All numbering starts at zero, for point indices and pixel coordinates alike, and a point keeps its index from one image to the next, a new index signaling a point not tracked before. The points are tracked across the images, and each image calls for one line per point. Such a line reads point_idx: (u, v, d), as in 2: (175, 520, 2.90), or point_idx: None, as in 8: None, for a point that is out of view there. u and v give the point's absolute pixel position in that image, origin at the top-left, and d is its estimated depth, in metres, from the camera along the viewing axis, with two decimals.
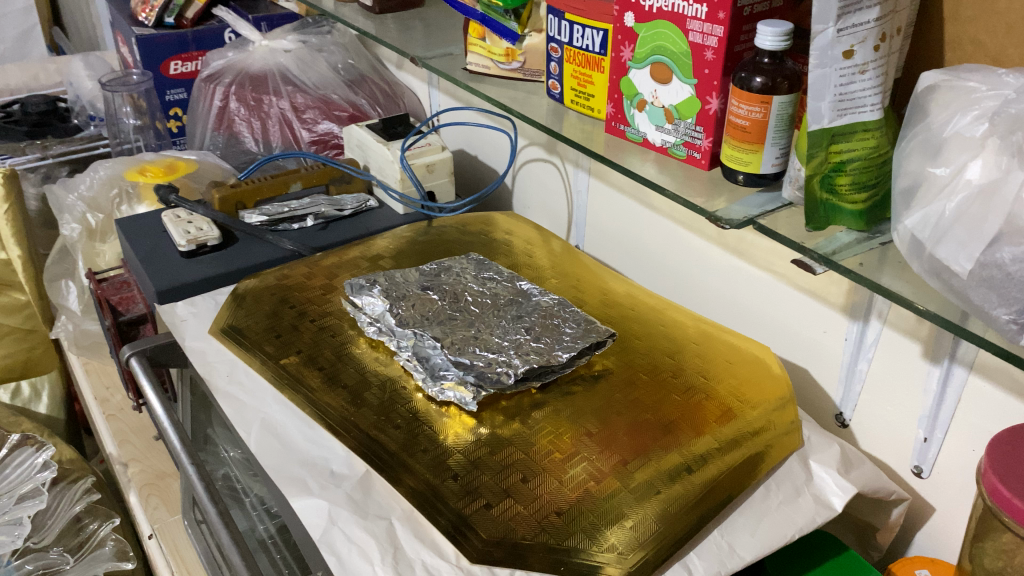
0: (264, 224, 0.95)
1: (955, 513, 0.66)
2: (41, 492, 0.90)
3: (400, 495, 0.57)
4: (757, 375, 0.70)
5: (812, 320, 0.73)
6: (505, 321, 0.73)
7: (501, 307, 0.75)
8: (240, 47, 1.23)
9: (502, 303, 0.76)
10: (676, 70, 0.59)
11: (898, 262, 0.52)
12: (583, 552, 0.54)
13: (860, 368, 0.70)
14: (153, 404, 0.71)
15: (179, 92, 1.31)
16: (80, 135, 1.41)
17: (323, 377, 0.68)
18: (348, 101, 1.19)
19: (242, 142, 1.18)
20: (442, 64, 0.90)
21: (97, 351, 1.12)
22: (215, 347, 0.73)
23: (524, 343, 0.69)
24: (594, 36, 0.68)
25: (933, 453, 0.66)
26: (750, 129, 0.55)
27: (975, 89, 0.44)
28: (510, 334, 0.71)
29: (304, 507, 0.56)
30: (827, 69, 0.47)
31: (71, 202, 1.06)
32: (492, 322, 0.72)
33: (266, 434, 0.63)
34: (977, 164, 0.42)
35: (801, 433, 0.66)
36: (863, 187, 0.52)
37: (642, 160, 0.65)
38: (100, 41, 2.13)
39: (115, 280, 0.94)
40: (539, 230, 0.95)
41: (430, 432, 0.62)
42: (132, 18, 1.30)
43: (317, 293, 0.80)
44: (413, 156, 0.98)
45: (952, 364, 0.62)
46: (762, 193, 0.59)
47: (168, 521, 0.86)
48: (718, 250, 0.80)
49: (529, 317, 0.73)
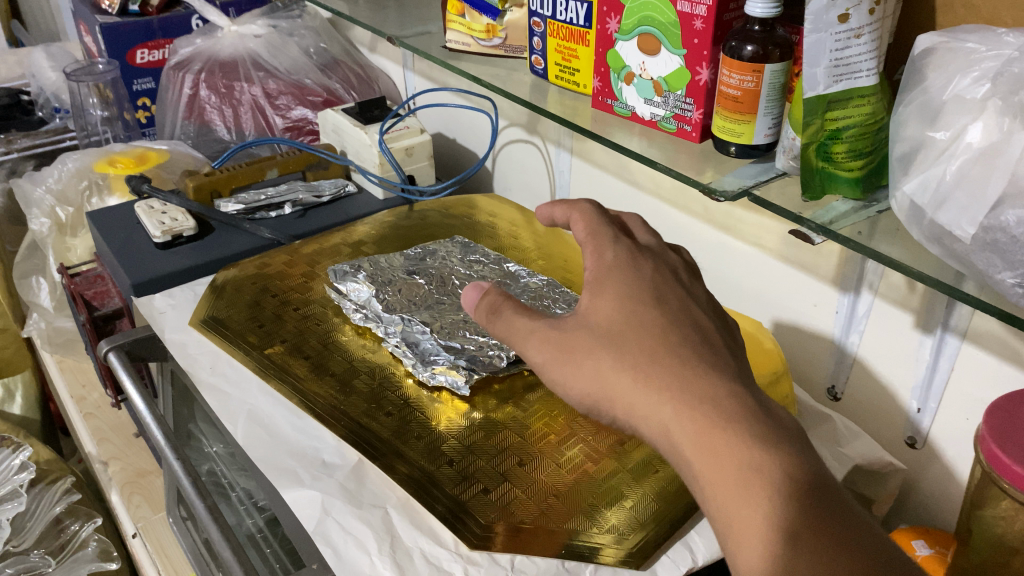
0: (241, 213, 0.92)
1: (949, 481, 0.67)
2: (20, 494, 0.87)
3: (395, 483, 0.55)
4: (750, 349, 0.69)
5: (803, 294, 0.73)
6: None
7: None
8: (208, 33, 1.18)
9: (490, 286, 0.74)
10: (664, 40, 0.58)
11: (892, 229, 0.52)
12: (583, 534, 0.53)
13: (851, 340, 0.70)
14: (134, 399, 0.68)
15: (146, 82, 1.27)
16: (45, 128, 1.37)
17: (310, 366, 0.66)
18: (322, 85, 1.16)
19: (214, 131, 1.15)
20: (420, 43, 0.88)
21: (71, 347, 1.09)
22: (196, 339, 0.70)
23: None
24: (579, 9, 0.66)
25: (927, 422, 0.67)
26: (742, 99, 0.54)
27: (974, 50, 0.43)
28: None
29: (296, 499, 0.53)
30: (822, 33, 0.46)
31: (39, 195, 1.02)
32: None
33: (253, 426, 0.60)
34: (978, 126, 0.42)
35: (795, 407, 0.67)
36: (860, 154, 0.51)
37: (630, 135, 0.64)
38: (63, 33, 2.06)
39: (88, 275, 0.92)
40: (523, 211, 0.94)
41: (422, 418, 0.61)
42: (95, 6, 1.26)
43: (299, 281, 0.78)
44: (392, 139, 0.95)
45: (945, 334, 0.62)
46: (755, 164, 0.59)
47: (152, 519, 0.84)
48: (705, 226, 0.79)
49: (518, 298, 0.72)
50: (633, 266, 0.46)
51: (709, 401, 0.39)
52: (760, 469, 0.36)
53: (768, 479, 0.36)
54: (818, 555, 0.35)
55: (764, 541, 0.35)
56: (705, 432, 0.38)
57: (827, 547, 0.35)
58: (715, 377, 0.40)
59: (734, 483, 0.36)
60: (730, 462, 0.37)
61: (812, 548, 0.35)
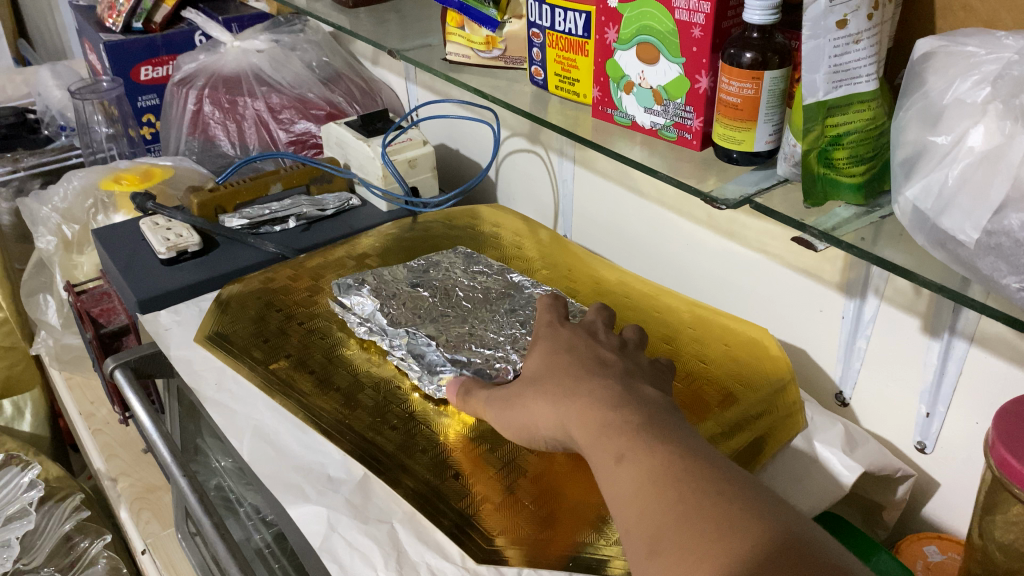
0: (245, 228, 0.92)
1: (961, 486, 0.66)
2: (30, 512, 0.87)
3: (401, 497, 0.55)
4: (755, 358, 0.70)
5: (808, 300, 0.72)
6: (498, 316, 0.71)
7: (493, 301, 0.73)
8: (212, 49, 1.20)
9: (493, 298, 0.74)
10: (663, 49, 0.58)
11: (897, 235, 0.52)
12: (592, 546, 0.52)
13: (858, 345, 0.70)
14: (140, 417, 0.68)
15: (152, 98, 1.28)
16: (51, 146, 1.38)
17: (315, 381, 0.66)
18: (326, 99, 1.16)
19: (218, 146, 1.15)
20: (420, 55, 0.88)
21: (79, 364, 1.10)
22: (201, 355, 0.70)
23: (521, 336, 0.67)
24: (577, 19, 0.66)
25: (936, 427, 0.66)
26: (742, 106, 0.54)
27: (974, 53, 0.43)
28: (505, 330, 0.69)
29: (303, 515, 0.53)
30: (820, 39, 0.46)
31: (46, 214, 1.03)
32: (486, 317, 0.71)
33: (259, 441, 0.60)
34: (979, 130, 0.42)
35: (804, 414, 0.65)
36: (861, 159, 0.50)
37: (630, 143, 0.64)
38: (70, 52, 2.08)
39: (94, 292, 0.92)
40: (526, 221, 0.94)
41: (428, 433, 0.61)
42: (98, 25, 1.27)
43: (303, 295, 0.79)
44: (395, 151, 0.96)
45: (952, 338, 0.62)
46: (756, 171, 0.58)
47: (162, 535, 0.84)
48: (709, 233, 0.79)
49: (523, 309, 0.72)
50: (554, 333, 0.55)
51: (587, 395, 0.47)
52: (611, 422, 0.45)
53: (615, 427, 0.45)
54: (642, 464, 0.42)
55: (608, 470, 0.44)
56: (581, 414, 0.46)
57: (651, 457, 0.42)
58: (597, 378, 0.48)
59: (594, 434, 0.45)
60: (594, 423, 0.46)
61: (641, 462, 0.42)
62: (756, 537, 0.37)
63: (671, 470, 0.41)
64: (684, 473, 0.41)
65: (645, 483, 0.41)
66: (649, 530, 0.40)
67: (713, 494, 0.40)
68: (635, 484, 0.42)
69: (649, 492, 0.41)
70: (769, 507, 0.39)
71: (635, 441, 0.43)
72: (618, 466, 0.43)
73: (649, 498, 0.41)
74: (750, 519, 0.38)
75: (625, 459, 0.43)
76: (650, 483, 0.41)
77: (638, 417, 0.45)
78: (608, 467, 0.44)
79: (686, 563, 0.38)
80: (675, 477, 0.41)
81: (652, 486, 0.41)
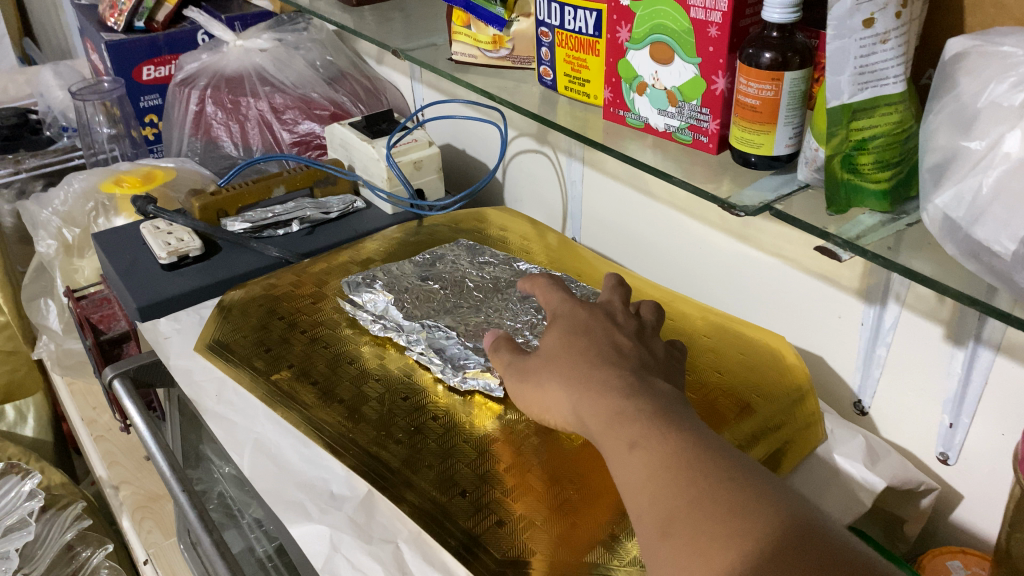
0: (247, 232, 0.90)
1: (987, 500, 0.64)
2: (28, 523, 0.85)
3: (406, 515, 0.53)
4: (771, 367, 0.68)
5: (825, 305, 0.70)
6: (512, 303, 0.71)
7: (504, 289, 0.74)
8: (214, 48, 1.18)
9: (503, 286, 0.74)
10: (677, 49, 0.56)
11: (919, 242, 0.49)
12: (603, 566, 0.50)
13: (878, 353, 0.67)
14: (139, 427, 0.66)
15: (153, 99, 1.26)
16: (53, 147, 1.36)
17: (318, 393, 0.64)
18: (330, 99, 1.15)
19: (221, 147, 1.14)
20: (425, 55, 0.86)
21: (81, 369, 1.09)
22: (201, 365, 0.69)
23: (537, 322, 0.68)
24: (588, 18, 0.64)
25: (960, 438, 0.64)
26: (760, 108, 0.52)
27: (1011, 53, 0.41)
28: (521, 317, 0.69)
29: (304, 535, 0.51)
30: (846, 39, 0.44)
31: (46, 217, 1.01)
32: (500, 305, 0.71)
33: (260, 456, 0.58)
34: (1016, 135, 0.39)
35: (823, 426, 0.63)
36: (887, 164, 0.48)
37: (642, 146, 0.62)
38: (73, 49, 2.07)
39: (95, 297, 0.91)
40: (533, 224, 0.92)
41: (433, 447, 0.59)
42: (100, 24, 1.26)
43: (307, 302, 0.77)
44: (400, 153, 0.93)
45: (977, 346, 0.59)
46: (775, 175, 0.56)
47: (164, 544, 0.82)
48: (722, 237, 0.77)
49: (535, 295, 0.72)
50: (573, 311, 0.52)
51: (596, 401, 0.45)
52: (624, 411, 0.43)
53: (628, 415, 0.43)
54: (658, 451, 0.40)
55: (620, 455, 0.42)
56: (592, 413, 0.44)
57: (665, 442, 0.41)
58: (613, 365, 0.46)
59: (605, 420, 0.43)
60: (606, 414, 0.44)
61: (654, 448, 0.41)
62: (770, 520, 0.36)
63: (682, 455, 0.40)
64: (696, 456, 0.39)
65: (658, 468, 0.40)
66: (659, 513, 0.38)
67: (725, 480, 0.38)
68: (646, 469, 0.40)
69: (661, 477, 0.39)
70: (782, 494, 0.38)
71: (648, 428, 0.41)
72: (631, 452, 0.41)
73: (660, 484, 0.39)
74: (764, 504, 0.37)
75: (638, 445, 0.41)
76: (663, 469, 0.39)
77: (652, 405, 0.43)
78: (621, 453, 0.42)
79: (697, 546, 0.36)
80: (688, 463, 0.39)
81: (665, 469, 0.39)
